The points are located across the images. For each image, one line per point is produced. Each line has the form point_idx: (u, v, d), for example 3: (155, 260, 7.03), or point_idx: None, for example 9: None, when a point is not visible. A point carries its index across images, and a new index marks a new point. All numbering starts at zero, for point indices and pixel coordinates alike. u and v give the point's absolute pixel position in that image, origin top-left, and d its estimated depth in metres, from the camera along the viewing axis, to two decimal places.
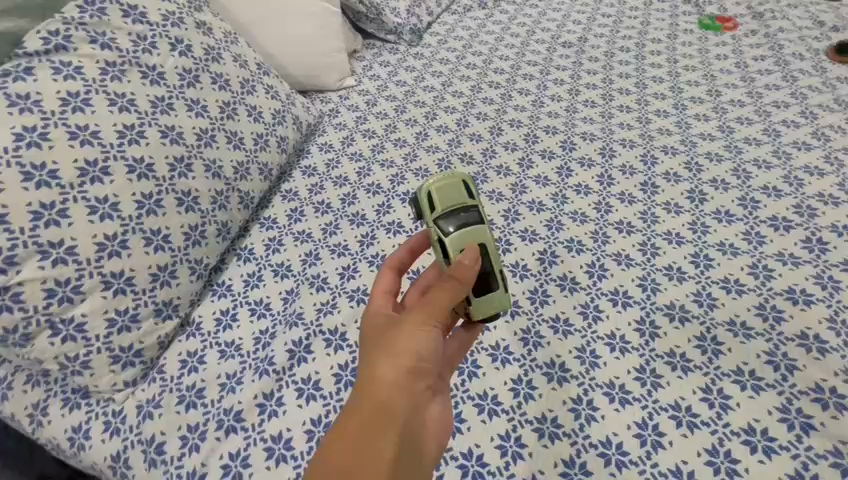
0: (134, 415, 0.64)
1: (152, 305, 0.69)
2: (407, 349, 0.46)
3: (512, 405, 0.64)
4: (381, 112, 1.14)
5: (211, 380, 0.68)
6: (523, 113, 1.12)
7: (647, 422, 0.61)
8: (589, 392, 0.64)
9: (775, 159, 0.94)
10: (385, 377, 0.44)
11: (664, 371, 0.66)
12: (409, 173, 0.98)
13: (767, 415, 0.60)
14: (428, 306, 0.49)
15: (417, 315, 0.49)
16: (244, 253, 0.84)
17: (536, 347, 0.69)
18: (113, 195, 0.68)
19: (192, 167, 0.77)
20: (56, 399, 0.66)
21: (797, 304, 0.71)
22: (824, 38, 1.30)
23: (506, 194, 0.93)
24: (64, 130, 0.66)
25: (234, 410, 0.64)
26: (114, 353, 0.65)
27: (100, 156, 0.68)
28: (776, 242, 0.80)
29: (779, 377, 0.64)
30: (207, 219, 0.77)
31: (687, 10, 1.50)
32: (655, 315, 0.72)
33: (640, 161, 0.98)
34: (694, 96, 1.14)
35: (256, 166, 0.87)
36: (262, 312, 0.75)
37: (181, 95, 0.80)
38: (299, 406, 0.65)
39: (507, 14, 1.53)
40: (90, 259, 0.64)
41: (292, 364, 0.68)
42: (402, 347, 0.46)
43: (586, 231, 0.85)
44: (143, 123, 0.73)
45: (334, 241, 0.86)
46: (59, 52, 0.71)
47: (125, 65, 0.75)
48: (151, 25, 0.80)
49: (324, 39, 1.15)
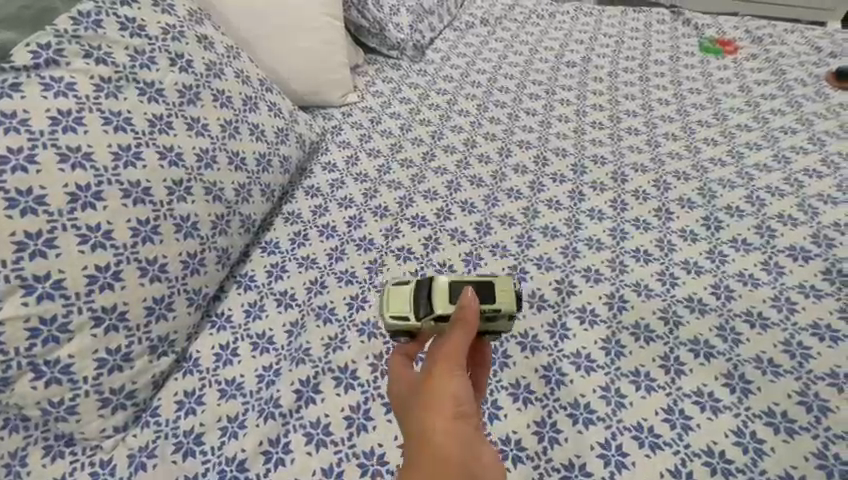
0: (125, 466, 0.59)
1: (148, 341, 0.63)
2: (444, 401, 0.41)
3: (537, 451, 0.60)
4: (386, 131, 1.10)
5: (211, 424, 0.62)
6: (531, 134, 1.10)
7: (680, 470, 0.58)
8: (617, 436, 0.61)
9: (788, 186, 0.93)
10: (430, 428, 0.40)
11: (695, 412, 0.63)
12: (418, 194, 0.95)
13: (804, 462, 0.58)
14: (447, 354, 0.44)
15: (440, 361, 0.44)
16: (245, 281, 0.79)
17: (559, 386, 0.66)
18: (106, 223, 0.62)
19: (192, 190, 0.72)
20: (36, 447, 0.59)
21: (823, 340, 0.69)
22: (823, 64, 1.32)
23: (518, 218, 0.90)
24: (53, 151, 0.61)
25: (237, 459, 0.59)
26: (104, 396, 0.59)
27: (93, 179, 0.63)
28: (797, 273, 0.78)
29: (813, 419, 0.61)
30: (206, 246, 0.72)
31: (686, 32, 1.51)
32: (680, 351, 0.69)
33: (653, 185, 0.96)
34: (701, 119, 1.14)
35: (258, 187, 0.83)
36: (266, 347, 0.70)
37: (181, 113, 0.75)
38: (307, 453, 0.60)
39: (510, 32, 1.52)
40: (79, 293, 0.59)
41: (299, 405, 0.64)
42: (439, 395, 0.42)
43: (603, 259, 0.82)
44: (140, 143, 0.69)
45: (341, 268, 0.81)
46: (49, 67, 0.66)
47: (121, 81, 0.71)
48: (151, 38, 0.76)
49: (328, 55, 1.12)
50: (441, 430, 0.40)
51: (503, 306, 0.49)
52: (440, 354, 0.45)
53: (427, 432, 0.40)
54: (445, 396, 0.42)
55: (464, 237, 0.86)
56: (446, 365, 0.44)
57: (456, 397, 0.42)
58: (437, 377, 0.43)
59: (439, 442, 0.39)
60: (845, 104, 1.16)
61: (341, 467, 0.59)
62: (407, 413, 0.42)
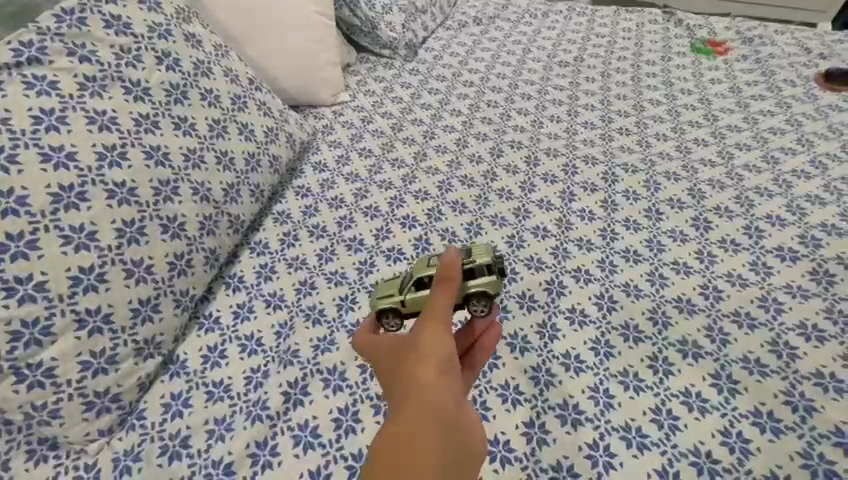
0: (110, 470, 0.58)
1: (133, 343, 0.63)
2: (433, 353, 0.40)
3: (525, 452, 0.60)
4: (378, 130, 1.10)
5: (197, 427, 0.62)
6: (523, 134, 1.10)
7: (667, 470, 0.58)
8: (605, 436, 0.61)
9: (777, 187, 0.94)
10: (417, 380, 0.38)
11: (682, 413, 0.63)
12: (409, 195, 0.94)
13: (789, 462, 0.58)
14: (435, 310, 0.43)
15: (427, 318, 0.43)
16: (233, 282, 0.78)
17: (547, 387, 0.66)
18: (90, 223, 0.62)
19: (179, 190, 0.71)
20: (19, 451, 0.59)
21: (809, 341, 0.69)
22: (812, 65, 1.33)
23: (509, 219, 0.90)
24: (35, 151, 0.60)
25: (223, 462, 0.59)
26: (88, 399, 0.59)
27: (77, 180, 0.62)
28: (784, 273, 0.79)
29: (799, 418, 0.62)
30: (194, 247, 0.71)
31: (678, 33, 1.52)
32: (668, 352, 0.69)
33: (644, 186, 0.96)
34: (692, 120, 1.14)
35: (248, 187, 0.82)
36: (254, 348, 0.70)
37: (168, 113, 0.74)
38: (295, 456, 0.60)
39: (503, 31, 1.52)
40: (62, 295, 0.58)
41: (287, 407, 0.63)
42: (425, 349, 0.40)
43: (593, 260, 0.82)
44: (125, 143, 0.68)
45: (330, 269, 0.81)
46: (31, 65, 0.65)
47: (106, 80, 0.70)
48: (136, 36, 0.75)
49: (319, 53, 1.11)
50: (426, 383, 0.38)
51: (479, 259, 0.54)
52: (429, 312, 0.43)
53: (413, 387, 0.38)
54: (431, 350, 0.40)
55: (455, 237, 0.86)
56: (437, 321, 0.42)
57: (444, 352, 0.40)
58: (422, 332, 0.41)
59: (423, 391, 0.37)
60: (833, 105, 1.17)
61: (329, 469, 0.59)
62: (391, 373, 0.41)
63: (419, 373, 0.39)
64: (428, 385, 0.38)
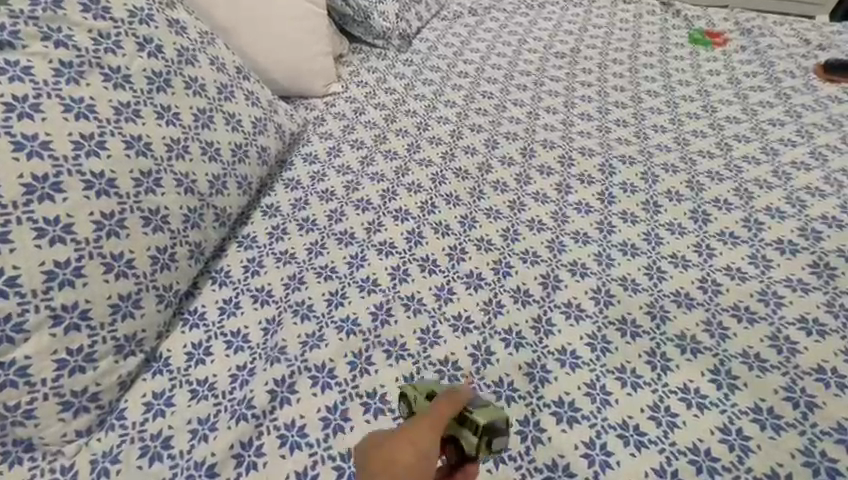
0: (88, 472, 0.56)
1: (112, 340, 0.60)
2: (426, 430, 0.47)
3: (519, 451, 0.58)
4: (370, 122, 1.07)
5: (180, 427, 0.59)
6: (518, 125, 1.08)
7: (666, 469, 0.57)
8: (601, 434, 0.59)
9: (776, 179, 0.92)
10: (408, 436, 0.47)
11: (680, 410, 0.61)
12: (402, 187, 0.92)
13: (791, 459, 0.57)
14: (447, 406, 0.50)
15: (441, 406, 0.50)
16: (219, 277, 0.76)
17: (542, 383, 0.64)
18: (66, 215, 0.59)
19: (161, 182, 0.68)
20: None
21: (810, 335, 0.68)
22: (812, 56, 1.31)
23: (504, 212, 0.88)
24: (7, 139, 0.57)
25: (207, 464, 0.56)
26: (65, 399, 0.56)
27: (52, 170, 0.59)
28: (784, 266, 0.77)
29: (800, 415, 0.60)
30: (177, 240, 0.69)
31: (676, 24, 1.49)
32: (666, 347, 0.68)
33: (641, 178, 0.94)
34: (690, 111, 1.12)
35: (234, 179, 0.79)
36: (240, 345, 0.68)
37: (150, 101, 0.71)
38: (281, 456, 0.57)
39: (498, 22, 1.49)
40: (36, 291, 0.55)
41: (273, 406, 0.61)
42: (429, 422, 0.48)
43: (590, 253, 0.81)
44: (103, 132, 0.65)
45: (320, 263, 0.78)
46: (4, 49, 0.62)
47: (83, 66, 0.67)
48: (116, 21, 0.72)
49: (309, 43, 1.08)
50: (400, 467, 0.45)
51: (484, 419, 0.51)
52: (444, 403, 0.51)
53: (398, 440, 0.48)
54: (414, 443, 0.46)
55: (448, 231, 0.84)
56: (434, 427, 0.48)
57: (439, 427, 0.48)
58: (432, 413, 0.50)
59: (391, 471, 0.45)
60: (833, 96, 1.15)
61: (316, 469, 0.57)
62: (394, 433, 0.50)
63: (398, 455, 0.46)
64: (407, 444, 0.46)
